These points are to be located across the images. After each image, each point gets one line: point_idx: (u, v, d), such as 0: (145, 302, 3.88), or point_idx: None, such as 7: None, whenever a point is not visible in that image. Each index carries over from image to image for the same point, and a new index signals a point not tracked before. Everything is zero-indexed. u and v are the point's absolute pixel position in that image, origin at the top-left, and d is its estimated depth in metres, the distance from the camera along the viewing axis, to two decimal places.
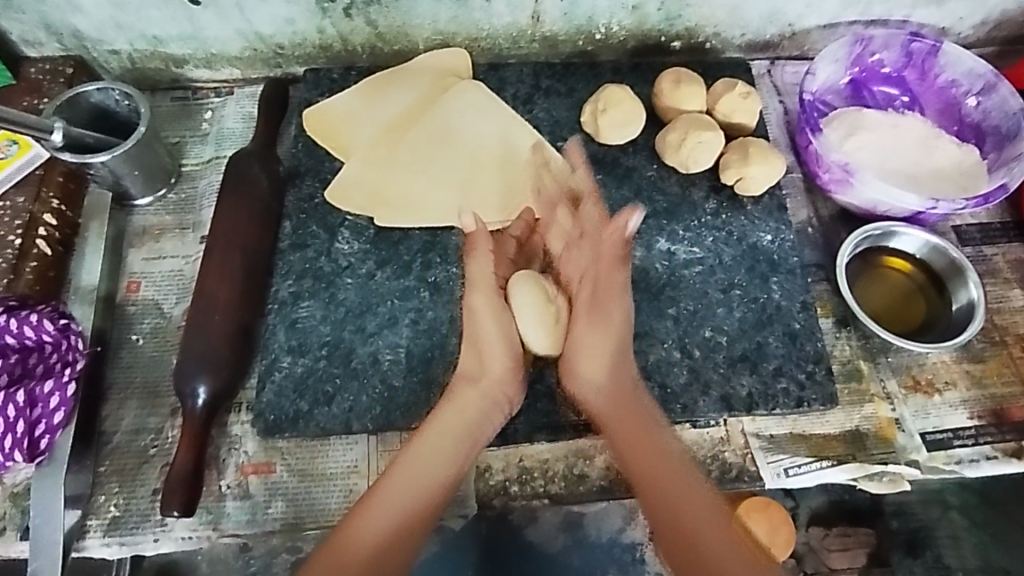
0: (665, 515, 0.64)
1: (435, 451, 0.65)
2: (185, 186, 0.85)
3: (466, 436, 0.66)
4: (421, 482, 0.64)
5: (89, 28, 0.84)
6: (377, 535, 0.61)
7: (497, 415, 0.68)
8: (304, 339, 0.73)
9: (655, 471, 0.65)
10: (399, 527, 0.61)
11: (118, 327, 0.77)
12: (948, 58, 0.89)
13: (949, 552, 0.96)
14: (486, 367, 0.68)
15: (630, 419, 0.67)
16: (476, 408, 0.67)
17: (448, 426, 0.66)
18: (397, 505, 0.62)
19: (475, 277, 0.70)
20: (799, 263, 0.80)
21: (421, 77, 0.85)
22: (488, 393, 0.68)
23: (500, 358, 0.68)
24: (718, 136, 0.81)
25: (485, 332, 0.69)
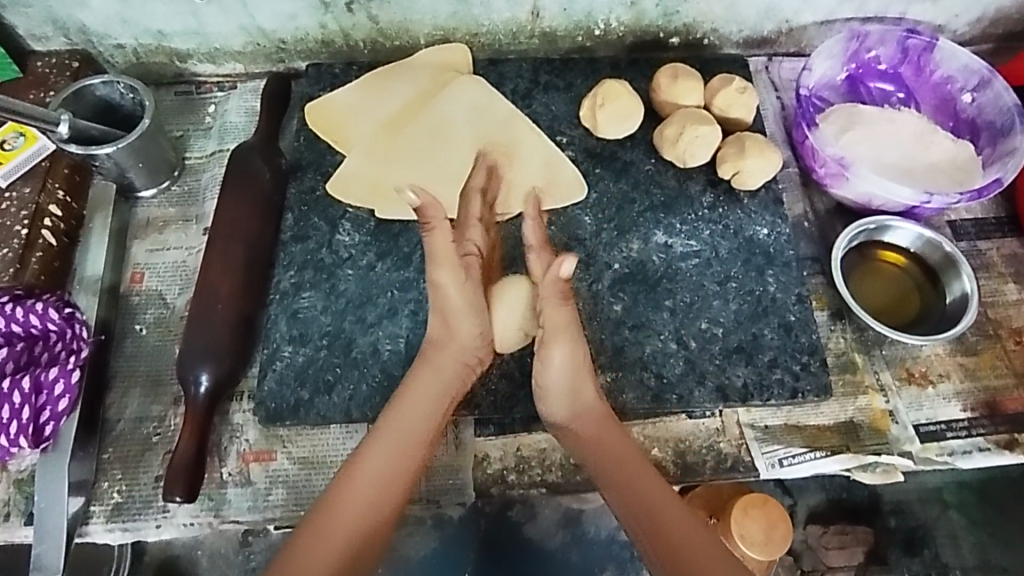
0: (643, 522, 0.60)
1: (410, 422, 0.64)
2: (189, 179, 0.86)
3: (438, 402, 0.65)
4: (400, 457, 0.62)
5: (94, 22, 0.85)
6: (352, 521, 0.58)
7: (470, 372, 0.68)
8: (305, 329, 0.74)
9: (626, 479, 0.62)
10: (375, 508, 0.60)
11: (122, 318, 0.78)
12: (943, 55, 0.90)
13: (948, 551, 1.01)
14: (456, 332, 0.67)
15: (598, 428, 0.65)
16: (449, 368, 0.66)
17: (421, 395, 0.65)
18: (372, 487, 0.60)
19: (436, 253, 0.65)
20: (795, 256, 0.81)
21: (420, 72, 0.86)
22: (464, 353, 0.67)
23: (466, 319, 0.66)
24: (715, 130, 0.82)
25: (450, 302, 0.66)
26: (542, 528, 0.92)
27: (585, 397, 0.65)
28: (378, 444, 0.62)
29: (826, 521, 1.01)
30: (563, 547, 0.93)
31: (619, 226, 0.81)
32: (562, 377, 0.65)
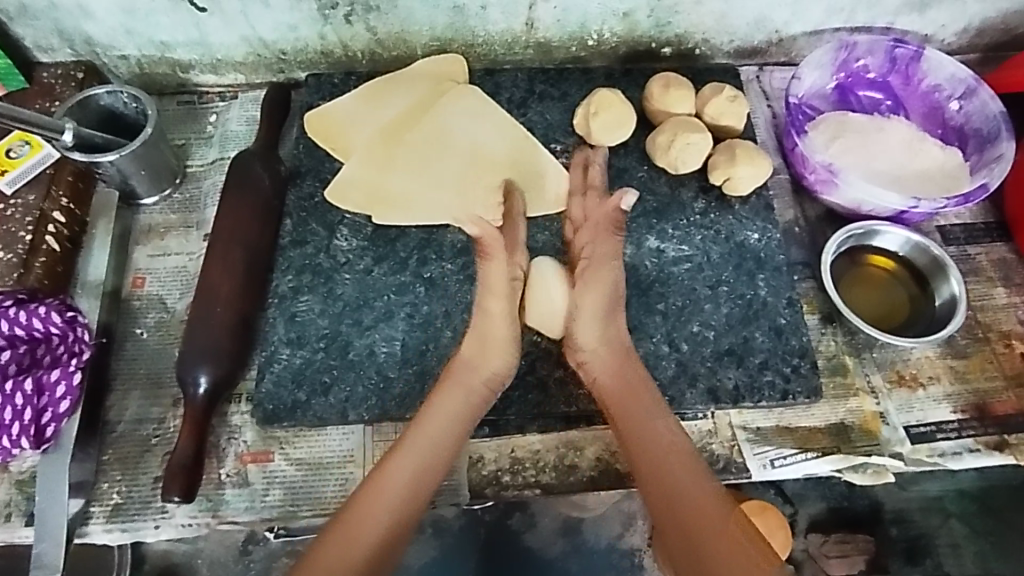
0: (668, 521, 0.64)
1: (426, 453, 0.66)
2: (190, 186, 0.88)
3: (457, 431, 0.68)
4: (414, 486, 0.65)
5: (101, 34, 0.87)
6: (366, 540, 0.61)
7: (488, 403, 0.70)
8: (303, 332, 0.75)
9: (658, 483, 0.66)
10: (383, 531, 0.62)
11: (123, 321, 0.80)
12: (930, 64, 0.91)
13: (949, 560, 1.01)
14: (486, 362, 0.70)
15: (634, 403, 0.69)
16: (473, 395, 0.69)
17: (444, 416, 0.68)
18: (392, 506, 0.63)
19: (490, 285, 0.70)
20: (785, 260, 0.82)
21: (417, 82, 0.88)
22: (485, 382, 0.70)
23: (498, 352, 0.70)
24: (706, 137, 0.84)
25: (497, 332, 0.70)
26: (542, 536, 0.93)
27: (611, 371, 0.70)
28: (393, 475, 0.65)
29: (827, 530, 1.01)
30: (562, 556, 0.92)
31: None
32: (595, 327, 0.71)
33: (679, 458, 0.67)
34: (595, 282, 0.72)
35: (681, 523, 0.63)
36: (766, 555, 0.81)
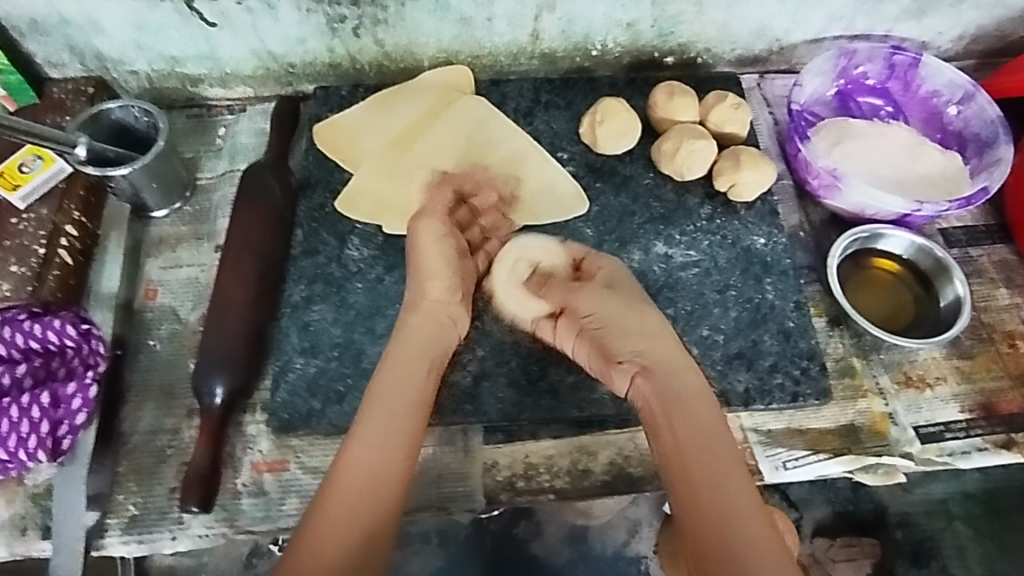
0: (705, 519, 0.58)
1: (392, 408, 0.63)
2: (201, 199, 0.90)
3: (423, 377, 0.66)
4: (383, 443, 0.62)
5: (111, 49, 0.88)
6: (354, 508, 0.59)
7: (445, 338, 0.70)
8: (316, 341, 0.76)
9: (703, 477, 0.59)
10: (368, 496, 0.60)
11: (137, 333, 0.80)
12: (928, 70, 0.93)
13: (956, 562, 1.01)
14: (428, 294, 0.71)
15: (665, 376, 0.65)
16: (427, 331, 0.69)
17: (404, 362, 0.66)
18: (369, 464, 0.60)
19: (424, 211, 0.74)
20: (791, 264, 0.83)
21: (426, 94, 0.90)
22: (434, 321, 0.70)
23: (437, 278, 0.71)
24: (710, 144, 0.85)
25: (430, 260, 0.71)
26: (549, 545, 0.93)
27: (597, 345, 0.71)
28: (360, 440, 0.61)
29: (832, 534, 1.03)
30: (569, 564, 0.93)
31: (620, 237, 0.84)
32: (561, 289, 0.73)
33: (725, 456, 0.60)
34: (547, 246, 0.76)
35: (722, 519, 0.58)
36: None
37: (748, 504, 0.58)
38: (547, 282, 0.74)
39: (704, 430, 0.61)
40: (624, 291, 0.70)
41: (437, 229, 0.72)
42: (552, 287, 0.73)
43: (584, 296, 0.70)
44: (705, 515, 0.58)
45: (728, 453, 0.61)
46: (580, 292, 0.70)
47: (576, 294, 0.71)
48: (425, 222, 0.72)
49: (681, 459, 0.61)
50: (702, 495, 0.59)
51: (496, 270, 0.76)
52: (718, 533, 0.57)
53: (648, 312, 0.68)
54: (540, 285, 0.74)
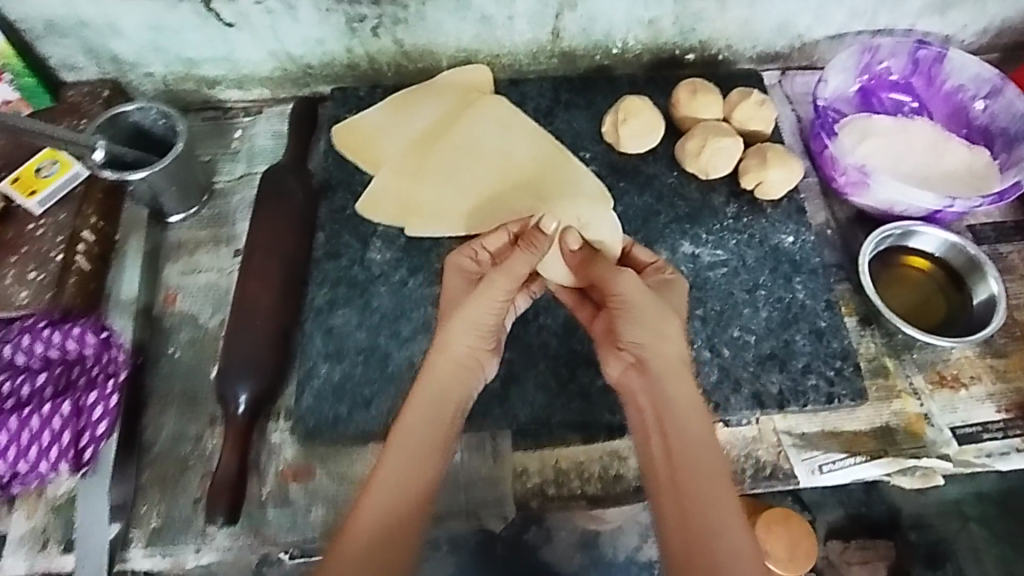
0: (689, 530, 0.57)
1: (417, 442, 0.61)
2: (218, 202, 0.88)
3: (446, 415, 0.63)
4: (408, 479, 0.59)
5: (127, 51, 0.86)
6: (370, 533, 0.57)
7: (475, 375, 0.66)
8: (341, 346, 0.74)
9: (689, 486, 0.58)
10: (389, 526, 0.58)
11: (157, 340, 0.79)
12: (953, 65, 0.92)
13: (971, 564, 0.99)
14: (462, 333, 0.66)
15: (659, 379, 0.62)
16: (458, 371, 0.65)
17: (430, 397, 0.63)
18: (390, 502, 0.58)
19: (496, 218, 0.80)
20: (820, 263, 0.82)
21: (446, 93, 0.89)
22: (464, 360, 0.65)
23: (476, 313, 0.65)
24: (736, 142, 0.84)
25: (473, 296, 0.66)
26: (560, 554, 0.79)
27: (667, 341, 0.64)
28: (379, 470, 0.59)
29: (847, 536, 1.01)
30: None
31: (646, 237, 0.83)
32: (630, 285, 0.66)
33: (714, 466, 0.59)
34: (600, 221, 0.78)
35: (705, 532, 0.56)
36: (785, 565, 0.79)
37: (731, 517, 0.57)
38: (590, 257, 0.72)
39: (694, 437, 0.59)
40: (660, 302, 0.66)
41: (491, 294, 0.66)
42: (597, 263, 0.70)
43: (627, 287, 0.67)
44: (689, 526, 0.57)
45: (717, 463, 0.59)
46: (620, 274, 0.67)
47: (616, 275, 0.68)
48: (492, 282, 0.66)
49: (672, 467, 0.59)
50: (687, 506, 0.58)
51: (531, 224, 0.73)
52: (700, 545, 0.56)
53: (676, 320, 0.65)
54: (586, 264, 0.71)
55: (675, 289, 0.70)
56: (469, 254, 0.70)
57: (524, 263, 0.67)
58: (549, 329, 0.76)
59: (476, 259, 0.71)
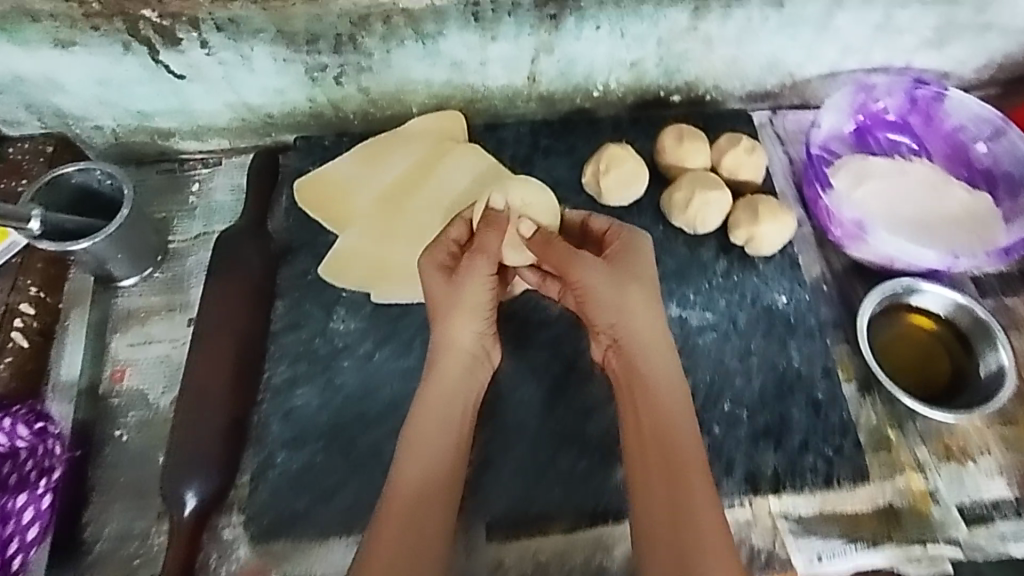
0: (660, 506, 0.58)
1: (437, 438, 0.61)
2: (173, 264, 0.82)
3: (458, 425, 0.62)
4: (431, 473, 0.59)
5: (73, 106, 0.80)
6: (400, 528, 0.56)
7: (480, 374, 0.66)
8: (301, 430, 0.69)
9: (659, 467, 0.59)
10: (416, 521, 0.57)
11: (103, 422, 0.74)
12: (953, 104, 0.87)
13: None
14: (457, 336, 0.66)
15: (634, 356, 0.64)
16: (459, 376, 0.64)
17: (437, 402, 0.62)
18: (410, 512, 0.57)
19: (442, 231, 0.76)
20: (817, 324, 0.77)
21: (415, 142, 0.82)
22: (466, 355, 0.65)
23: (465, 323, 0.66)
24: (725, 194, 0.78)
25: (452, 306, 0.66)
26: None
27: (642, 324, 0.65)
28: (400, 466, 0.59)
29: None
30: None
31: None
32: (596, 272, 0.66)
33: (686, 443, 0.60)
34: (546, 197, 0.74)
35: (675, 507, 0.57)
36: None
37: (702, 494, 0.58)
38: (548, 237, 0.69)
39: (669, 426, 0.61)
40: (621, 272, 0.66)
41: (480, 275, 0.67)
42: (556, 247, 0.68)
43: (586, 268, 0.66)
44: (658, 501, 0.58)
45: (691, 441, 0.60)
46: (580, 257, 0.66)
47: (576, 260, 0.66)
48: (472, 264, 0.67)
49: (641, 441, 0.61)
50: (653, 486, 0.59)
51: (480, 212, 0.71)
52: (671, 521, 0.57)
53: (636, 287, 0.66)
54: (541, 244, 0.69)
55: (640, 248, 0.68)
56: (438, 254, 0.69)
57: (489, 245, 0.67)
58: (525, 406, 0.71)
59: (451, 252, 0.69)
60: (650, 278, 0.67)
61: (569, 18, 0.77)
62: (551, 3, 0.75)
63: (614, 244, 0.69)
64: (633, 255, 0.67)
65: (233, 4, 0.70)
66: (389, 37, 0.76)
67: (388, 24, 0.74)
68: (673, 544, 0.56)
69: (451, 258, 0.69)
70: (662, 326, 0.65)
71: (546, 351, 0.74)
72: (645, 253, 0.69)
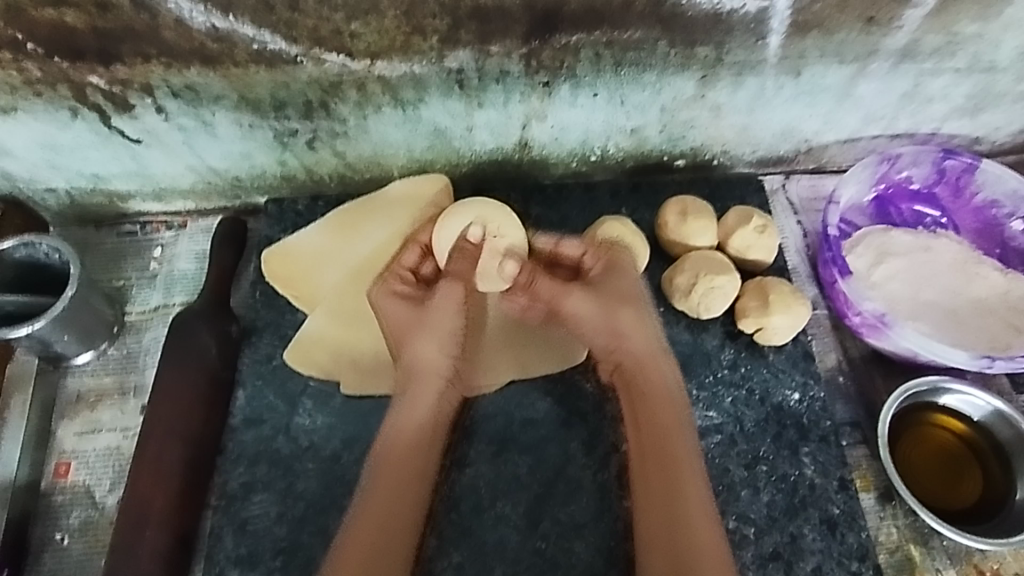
0: (659, 516, 0.56)
1: (404, 446, 0.61)
2: (129, 338, 0.75)
3: (428, 439, 0.62)
4: (398, 479, 0.59)
5: (21, 170, 0.74)
6: (365, 531, 0.56)
7: (451, 395, 0.65)
8: (256, 546, 0.62)
9: (657, 471, 0.58)
10: (382, 525, 0.56)
11: (42, 523, 0.67)
12: (987, 177, 0.79)
13: None
14: (422, 354, 0.65)
15: (634, 368, 0.63)
16: (429, 397, 0.64)
17: (409, 417, 0.62)
18: (374, 530, 0.56)
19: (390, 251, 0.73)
20: (832, 426, 0.69)
21: (396, 210, 0.74)
22: (438, 372, 0.65)
23: (428, 344, 0.65)
24: (734, 278, 0.71)
25: (422, 330, 0.66)
26: None
27: (639, 334, 0.65)
28: (375, 474, 0.59)
29: None
30: None
31: None
32: (581, 303, 0.66)
33: (683, 448, 0.59)
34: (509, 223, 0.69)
35: (673, 515, 0.56)
36: None
37: (697, 500, 0.56)
38: (533, 274, 0.68)
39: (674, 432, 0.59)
40: (609, 296, 0.67)
41: (451, 301, 0.67)
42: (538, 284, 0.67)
43: (574, 301, 0.67)
44: (656, 510, 0.56)
45: (687, 448, 0.59)
46: (569, 292, 0.67)
47: (566, 293, 0.67)
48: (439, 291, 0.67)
49: (642, 451, 0.59)
50: (652, 493, 0.57)
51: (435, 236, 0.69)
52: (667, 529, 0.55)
53: (628, 309, 0.66)
54: (529, 283, 0.67)
55: (620, 265, 0.69)
56: (392, 282, 0.69)
57: (459, 274, 0.68)
58: (507, 522, 0.63)
59: (406, 279, 0.70)
60: (636, 296, 0.67)
61: (562, 85, 0.70)
62: (541, 70, 0.68)
63: (597, 262, 0.69)
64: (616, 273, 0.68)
65: (188, 71, 0.65)
66: (364, 104, 0.69)
67: (362, 90, 0.68)
68: (670, 555, 0.54)
69: (407, 284, 0.69)
70: (658, 337, 0.65)
71: (531, 456, 0.66)
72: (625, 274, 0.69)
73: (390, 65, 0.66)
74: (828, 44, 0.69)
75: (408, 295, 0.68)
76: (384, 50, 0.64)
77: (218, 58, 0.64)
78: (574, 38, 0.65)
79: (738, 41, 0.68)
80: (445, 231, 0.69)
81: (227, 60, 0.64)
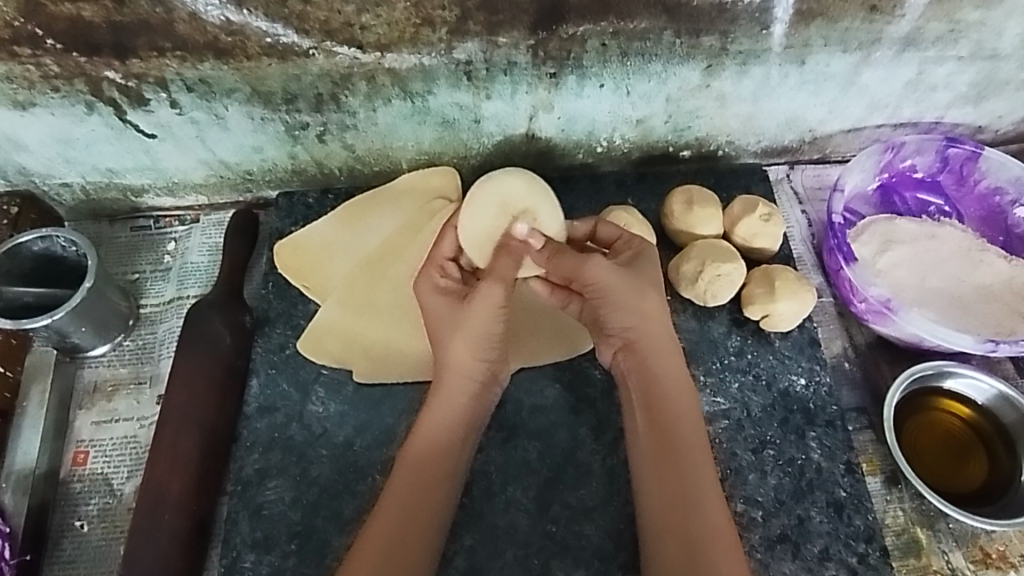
0: (669, 510, 0.56)
1: (437, 451, 0.60)
2: (144, 330, 0.77)
3: (456, 442, 0.61)
4: (422, 480, 0.58)
5: (37, 164, 0.76)
6: (390, 533, 0.55)
7: (485, 395, 0.64)
8: (271, 530, 0.63)
9: (665, 459, 0.58)
10: (406, 527, 0.55)
11: (60, 511, 0.68)
12: (990, 164, 0.79)
13: None
14: (459, 358, 0.62)
15: (645, 357, 0.62)
16: (463, 402, 0.62)
17: (442, 422, 0.61)
18: (393, 529, 0.55)
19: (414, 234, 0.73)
20: (839, 411, 0.70)
21: (404, 201, 0.75)
22: (472, 374, 0.63)
23: (471, 347, 0.62)
24: (739, 266, 0.72)
25: (466, 330, 0.62)
26: None
27: (654, 320, 0.63)
28: (401, 475, 0.58)
29: None
30: None
31: None
32: (618, 288, 0.62)
33: (696, 442, 0.59)
34: (543, 211, 0.67)
35: (685, 508, 0.56)
36: None
37: (710, 494, 0.56)
38: (562, 252, 0.64)
39: (682, 421, 0.59)
40: (641, 280, 0.63)
41: (492, 303, 0.63)
42: (569, 259, 0.63)
43: (605, 275, 0.62)
44: (665, 496, 0.57)
45: (696, 435, 0.59)
46: (594, 264, 0.62)
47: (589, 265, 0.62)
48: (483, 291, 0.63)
49: (651, 444, 0.59)
50: (661, 481, 0.57)
51: (468, 212, 0.66)
52: (678, 523, 0.55)
53: (653, 294, 0.63)
54: (552, 258, 0.64)
55: (650, 251, 0.66)
56: (436, 274, 0.66)
57: (501, 272, 0.63)
58: (518, 505, 0.64)
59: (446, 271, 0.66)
60: (666, 284, 0.64)
61: (569, 76, 0.71)
62: (549, 60, 0.69)
63: (627, 249, 0.66)
64: (645, 254, 0.65)
65: (202, 65, 0.66)
66: (374, 96, 0.70)
67: (372, 83, 0.69)
68: (682, 547, 0.54)
69: (449, 278, 0.66)
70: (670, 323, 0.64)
71: (541, 442, 0.67)
72: (653, 251, 0.66)
73: (400, 57, 0.67)
74: (832, 32, 0.70)
75: (450, 288, 0.65)
76: (394, 42, 0.66)
77: (231, 51, 0.65)
78: (580, 28, 0.66)
79: (744, 30, 0.69)
80: (488, 207, 0.66)
81: (240, 53, 0.65)
